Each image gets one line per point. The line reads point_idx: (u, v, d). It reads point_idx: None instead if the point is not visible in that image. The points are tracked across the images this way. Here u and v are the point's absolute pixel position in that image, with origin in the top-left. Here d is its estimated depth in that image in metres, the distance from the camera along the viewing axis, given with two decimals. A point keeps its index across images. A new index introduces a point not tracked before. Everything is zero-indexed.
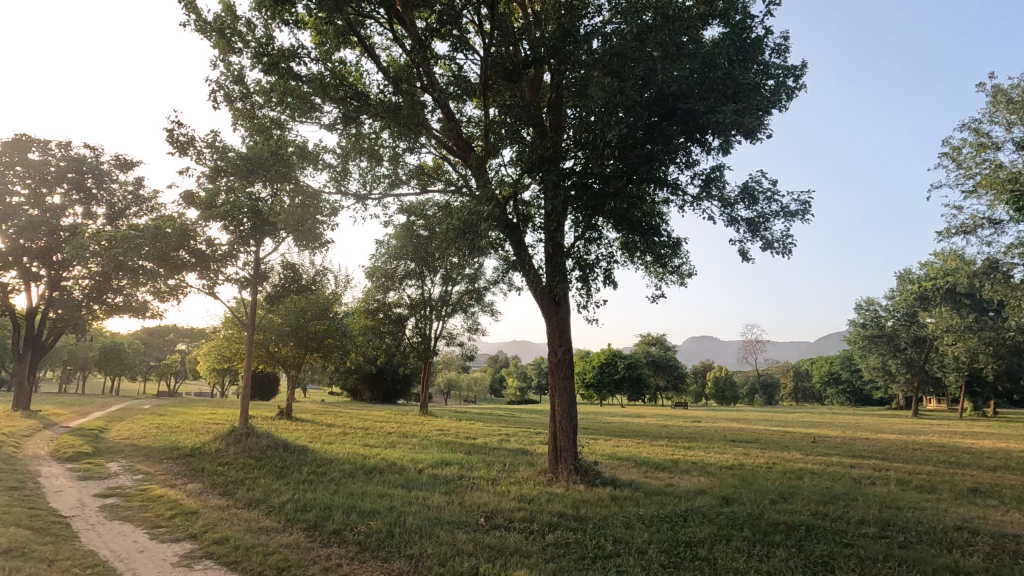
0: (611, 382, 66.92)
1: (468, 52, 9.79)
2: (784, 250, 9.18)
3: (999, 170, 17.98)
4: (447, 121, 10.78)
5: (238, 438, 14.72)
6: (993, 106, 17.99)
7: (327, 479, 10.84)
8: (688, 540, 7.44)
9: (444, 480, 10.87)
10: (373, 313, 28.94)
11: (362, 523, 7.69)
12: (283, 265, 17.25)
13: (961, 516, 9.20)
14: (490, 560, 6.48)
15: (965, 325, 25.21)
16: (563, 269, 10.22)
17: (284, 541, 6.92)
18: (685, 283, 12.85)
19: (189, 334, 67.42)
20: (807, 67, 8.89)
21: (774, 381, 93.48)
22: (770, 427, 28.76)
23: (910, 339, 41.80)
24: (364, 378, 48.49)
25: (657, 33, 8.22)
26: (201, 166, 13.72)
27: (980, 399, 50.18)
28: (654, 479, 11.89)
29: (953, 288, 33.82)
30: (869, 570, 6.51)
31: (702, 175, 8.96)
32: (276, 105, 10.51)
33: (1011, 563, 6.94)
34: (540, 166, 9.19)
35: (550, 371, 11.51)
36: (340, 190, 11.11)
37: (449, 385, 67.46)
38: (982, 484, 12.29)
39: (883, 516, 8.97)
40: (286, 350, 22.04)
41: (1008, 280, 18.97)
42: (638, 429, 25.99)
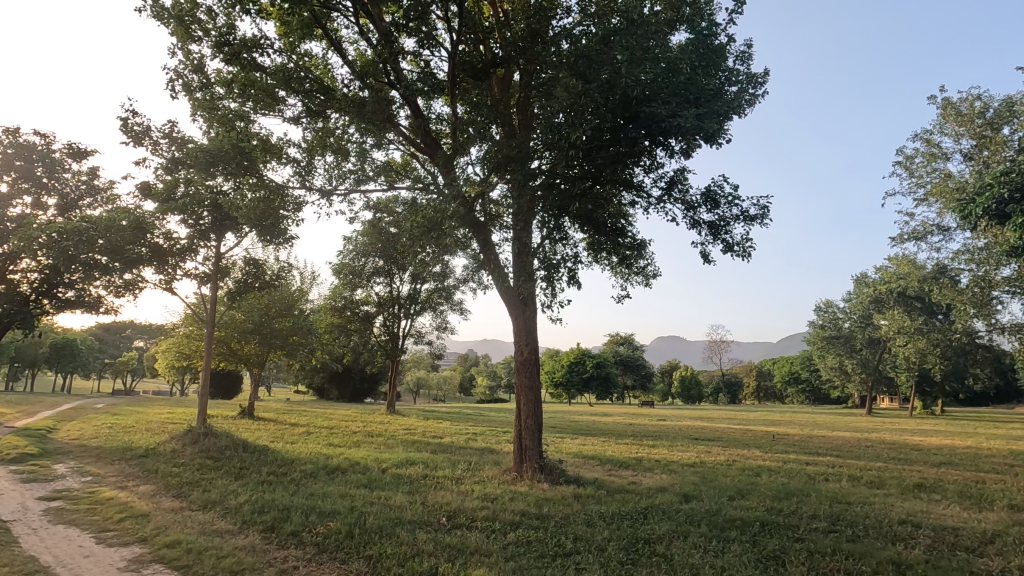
0: (579, 381, 67.49)
1: (435, 48, 9.73)
2: (744, 253, 9.42)
3: (948, 179, 18.84)
4: (415, 118, 10.65)
5: (195, 438, 14.30)
6: (944, 118, 18.81)
7: (287, 480, 10.61)
8: (647, 537, 7.55)
9: (408, 480, 10.76)
10: (340, 311, 28.44)
11: (321, 523, 7.60)
12: (246, 260, 16.78)
13: (907, 510, 9.61)
14: (450, 560, 6.45)
15: (915, 328, 26.38)
16: (528, 267, 10.20)
17: (238, 543, 6.74)
18: (650, 285, 13.11)
19: (148, 330, 65.01)
20: (768, 75, 9.20)
21: (738, 380, 95.89)
22: (732, 426, 29.47)
23: (866, 340, 43.39)
24: (330, 376, 47.64)
25: (623, 36, 8.34)
26: (158, 157, 13.26)
27: (929, 398, 52.57)
28: (617, 478, 12.03)
29: (904, 292, 35.31)
30: (817, 564, 6.74)
31: (666, 178, 9.14)
32: (238, 96, 10.22)
33: (949, 554, 7.28)
34: (506, 165, 9.09)
35: (516, 369, 11.54)
36: (305, 185, 10.88)
37: (418, 384, 66.85)
38: (927, 479, 12.87)
39: (833, 511, 9.30)
40: (248, 347, 21.50)
41: (955, 285, 19.91)
42: (605, 428, 26.29)
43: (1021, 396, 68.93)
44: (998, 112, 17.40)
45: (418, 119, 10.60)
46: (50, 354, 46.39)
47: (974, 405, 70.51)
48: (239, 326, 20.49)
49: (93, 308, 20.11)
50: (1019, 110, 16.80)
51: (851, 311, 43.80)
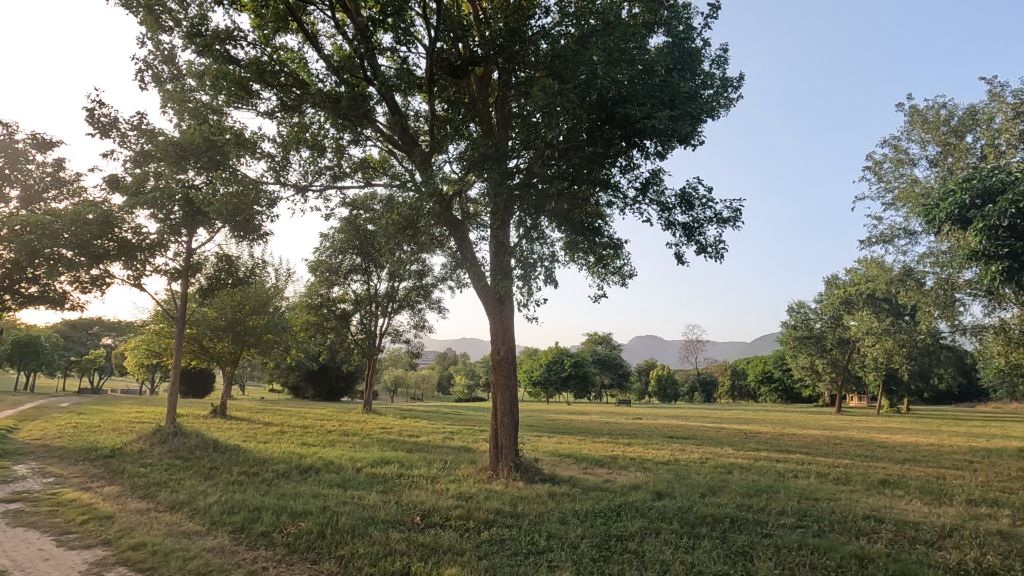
0: (557, 380, 67.64)
1: (412, 45, 9.67)
2: (717, 255, 9.57)
3: (914, 184, 19.41)
4: (392, 115, 10.56)
5: (164, 438, 13.95)
6: (911, 125, 19.37)
7: (259, 480, 10.45)
8: (619, 535, 7.64)
9: (382, 479, 10.69)
10: (315, 308, 28.06)
11: (292, 523, 7.50)
12: (217, 255, 16.41)
13: (871, 505, 9.90)
14: (423, 559, 6.42)
15: (882, 329, 27.11)
16: (505, 266, 10.14)
17: (207, 544, 6.63)
18: (626, 285, 13.25)
19: (116, 328, 63.17)
20: (742, 79, 9.42)
21: (712, 380, 97.43)
22: (707, 424, 29.88)
23: (836, 340, 44.45)
24: (305, 375, 46.99)
25: (601, 38, 8.47)
26: (126, 150, 12.93)
27: (895, 397, 54.18)
28: (592, 475, 12.15)
29: (873, 293, 36.31)
30: (784, 559, 6.88)
31: (641, 179, 9.25)
32: (209, 89, 10.03)
33: (910, 548, 7.52)
34: (483, 164, 9.09)
35: (493, 368, 11.54)
36: (279, 181, 10.70)
37: (396, 383, 66.38)
38: (890, 475, 13.27)
39: (801, 507, 9.53)
40: (220, 346, 21.04)
41: (920, 287, 20.54)
42: (581, 426, 26.43)
43: (981, 395, 71.37)
44: (962, 120, 17.98)
45: (395, 116, 10.51)
46: (12, 352, 44.83)
47: (938, 403, 73.03)
48: (211, 323, 20.06)
49: (57, 304, 19.49)
50: (981, 119, 17.39)
51: (822, 311, 44.81)
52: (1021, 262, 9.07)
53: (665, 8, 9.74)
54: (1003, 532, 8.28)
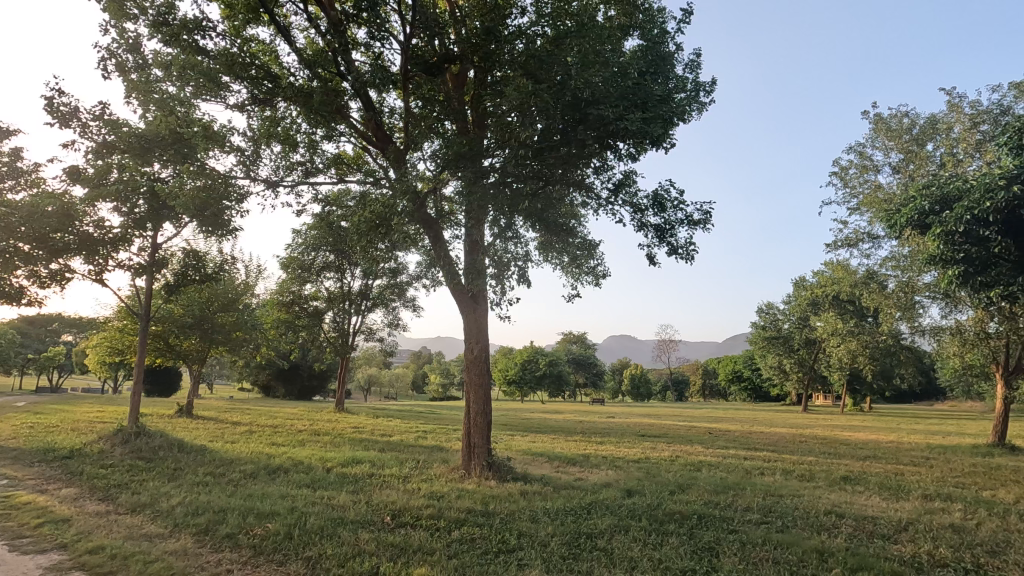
0: (532, 379, 67.73)
1: (387, 41, 9.55)
2: (688, 256, 9.72)
3: (878, 190, 20.03)
4: (366, 111, 10.43)
5: (125, 438, 13.50)
6: (875, 132, 19.95)
7: (226, 481, 10.22)
8: (589, 532, 7.70)
9: (352, 479, 10.57)
10: (287, 306, 27.58)
11: (258, 525, 7.35)
12: (184, 250, 15.96)
13: (833, 501, 10.21)
14: (392, 559, 6.38)
15: (846, 330, 27.93)
16: (478, 264, 10.13)
17: (169, 547, 6.46)
18: (600, 285, 13.36)
19: (76, 324, 60.71)
20: (714, 83, 9.61)
21: (684, 379, 99.00)
22: (678, 422, 30.33)
23: (803, 341, 45.63)
24: (276, 373, 46.20)
25: (576, 40, 8.58)
26: (87, 140, 12.49)
27: (859, 395, 55.87)
28: (564, 474, 12.22)
29: (838, 296, 37.37)
30: (749, 554, 7.04)
31: (614, 180, 9.36)
32: (177, 80, 9.76)
33: (868, 542, 7.78)
34: (457, 163, 9.09)
35: (466, 367, 11.52)
36: (249, 176, 10.47)
37: (369, 382, 65.63)
38: (852, 472, 13.70)
39: (767, 504, 9.77)
40: (188, 343, 20.52)
41: (882, 289, 21.21)
42: (555, 425, 26.51)
43: (938, 394, 74.28)
44: (923, 129, 18.62)
45: (369, 112, 10.38)
46: None
47: (898, 401, 75.70)
48: (177, 321, 19.33)
49: (13, 299, 18.70)
50: (941, 128, 18.04)
51: (790, 312, 45.94)
52: (974, 267, 9.42)
53: (639, 11, 9.87)
54: (955, 525, 8.64)
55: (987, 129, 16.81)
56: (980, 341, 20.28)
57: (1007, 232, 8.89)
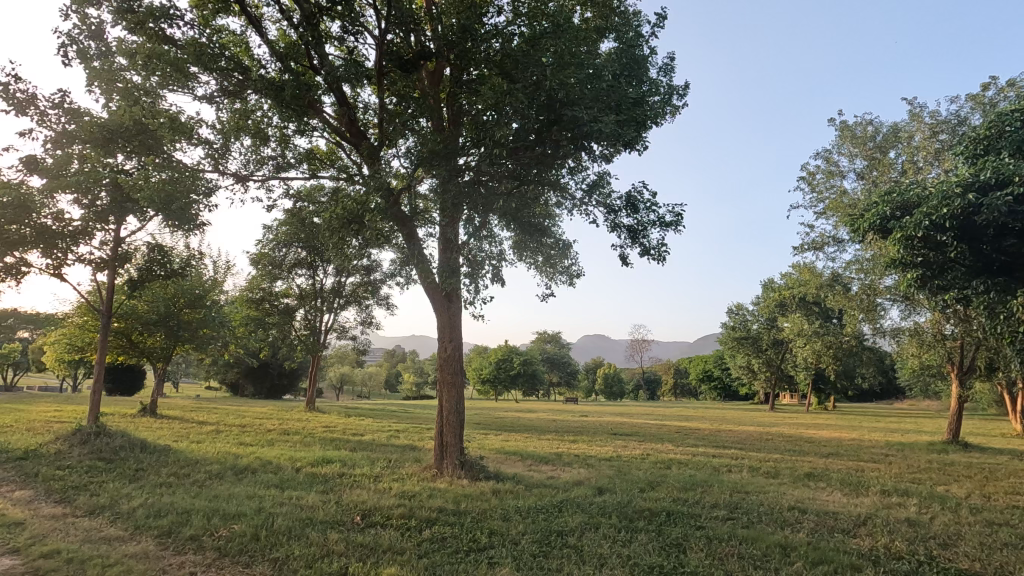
0: (506, 378, 67.73)
1: (361, 36, 9.42)
2: (659, 257, 9.86)
3: (843, 196, 20.64)
4: (339, 106, 10.29)
5: (85, 438, 13.02)
6: (841, 140, 20.50)
7: (190, 481, 9.98)
8: (560, 530, 7.76)
9: (322, 479, 10.42)
10: (257, 303, 27.02)
11: (224, 527, 7.19)
12: (148, 245, 15.48)
13: (796, 497, 10.51)
14: (361, 560, 6.32)
15: (812, 331, 28.71)
16: (452, 263, 10.08)
17: (129, 550, 6.28)
18: (574, 284, 13.45)
19: (30, 320, 58.17)
20: (687, 87, 9.78)
21: (656, 378, 100.33)
22: (650, 421, 30.68)
23: (770, 341, 46.69)
24: (244, 372, 45.17)
25: (552, 40, 8.66)
26: (46, 129, 12.00)
27: (823, 394, 57.53)
28: (537, 472, 12.27)
29: (805, 297, 38.43)
30: (715, 550, 7.20)
31: (588, 181, 9.45)
32: (142, 69, 9.46)
33: (828, 536, 8.03)
34: (432, 160, 9.06)
35: (439, 366, 11.46)
36: (218, 170, 10.23)
37: (341, 381, 64.68)
38: (816, 469, 14.10)
39: (733, 500, 9.99)
40: (152, 340, 19.93)
41: (846, 291, 21.87)
42: (528, 424, 26.58)
43: (898, 394, 76.99)
44: (886, 137, 19.21)
45: (343, 108, 10.25)
46: None
47: (860, 400, 78.15)
48: (141, 317, 18.74)
49: None
50: (903, 136, 18.70)
51: (758, 314, 46.98)
52: (932, 271, 9.94)
53: (615, 14, 9.94)
54: (910, 519, 8.98)
55: (946, 138, 17.51)
56: (936, 343, 21.10)
57: (962, 237, 9.15)
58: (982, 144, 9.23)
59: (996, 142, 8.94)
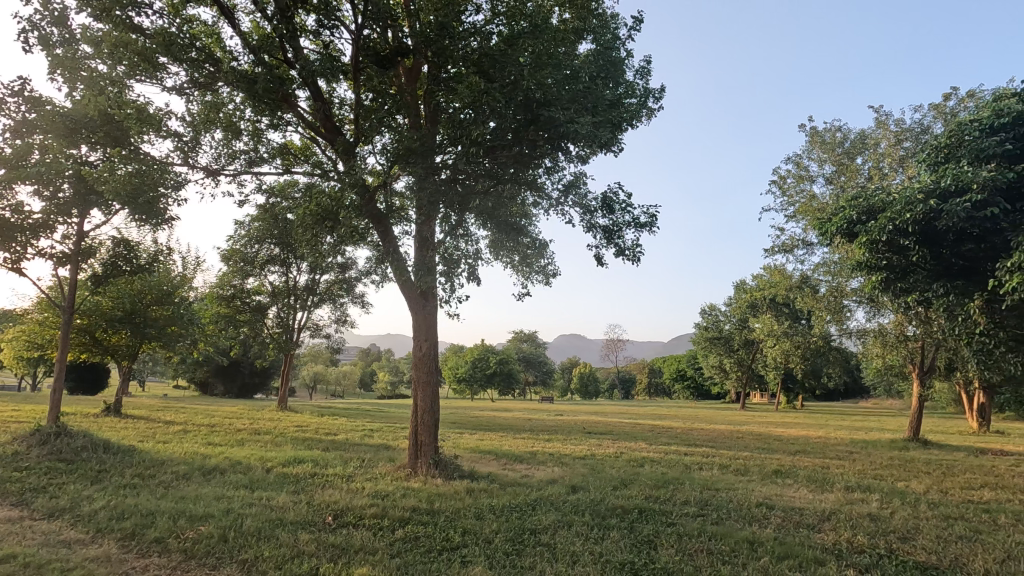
0: (482, 377, 67.64)
1: (337, 30, 9.31)
2: (634, 258, 9.98)
3: (812, 200, 21.17)
4: (314, 101, 10.16)
5: (43, 439, 12.56)
6: (811, 145, 21.00)
7: (156, 482, 9.72)
8: (533, 528, 7.80)
9: (293, 479, 10.26)
10: (228, 300, 26.44)
11: (191, 529, 7.03)
12: (114, 239, 15.01)
13: (764, 494, 10.76)
14: (333, 560, 6.26)
15: (782, 331, 29.39)
16: (427, 261, 10.03)
17: (90, 553, 6.09)
18: (550, 284, 13.50)
19: None
20: (663, 91, 9.93)
21: (631, 378, 101.45)
22: (624, 420, 30.99)
23: (742, 341, 47.64)
24: (213, 370, 44.15)
25: (530, 40, 8.70)
26: (5, 117, 11.53)
27: (792, 393, 58.96)
28: (511, 471, 12.29)
29: (775, 298, 39.32)
30: (685, 546, 7.32)
31: (565, 181, 9.50)
32: (108, 58, 9.17)
33: (794, 531, 8.24)
34: (408, 158, 8.99)
35: (414, 365, 11.40)
36: (188, 163, 9.97)
37: (314, 380, 63.74)
38: (783, 466, 14.44)
39: (703, 497, 10.17)
40: (117, 338, 19.34)
41: (814, 293, 22.45)
42: (504, 423, 26.59)
43: (863, 393, 79.44)
44: (854, 144, 19.74)
45: (318, 102, 10.12)
46: None
47: (827, 400, 80.26)
48: (105, 314, 18.18)
49: None
50: (869, 143, 19.26)
51: (730, 314, 47.88)
52: (895, 274, 10.26)
53: (593, 16, 10.04)
54: (872, 514, 9.27)
55: (909, 146, 18.14)
56: (899, 344, 21.78)
57: (923, 241, 9.49)
58: (943, 152, 9.59)
59: (955, 150, 9.31)
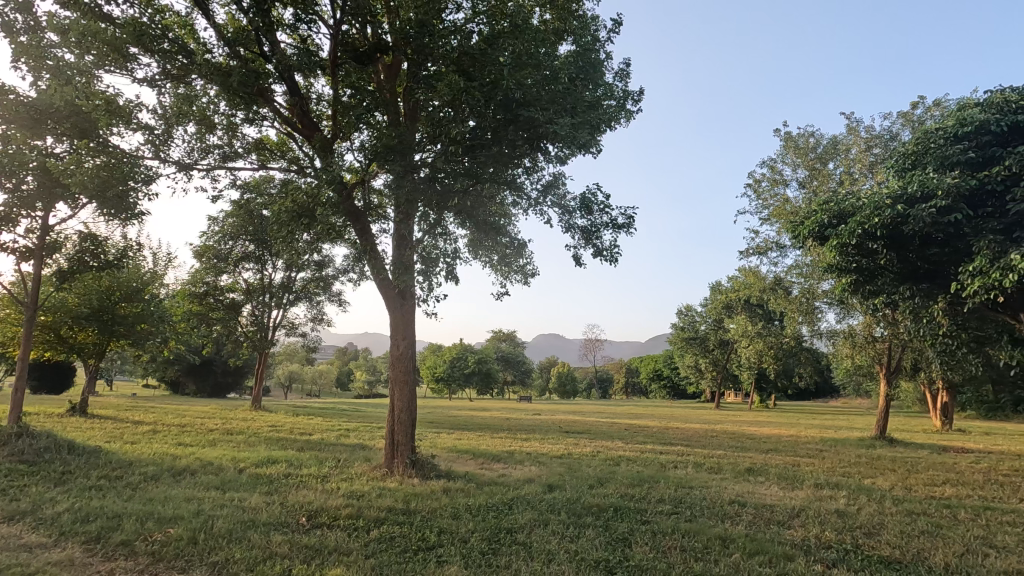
0: (460, 376, 67.43)
1: (315, 25, 9.18)
2: (611, 258, 10.07)
3: (786, 203, 21.62)
4: (291, 96, 10.00)
5: (4, 440, 12.13)
6: (785, 150, 21.42)
7: (123, 484, 9.47)
8: (509, 527, 7.82)
9: (266, 480, 10.11)
10: (201, 297, 25.84)
11: (159, 531, 6.88)
12: (80, 234, 14.57)
13: (736, 491, 10.96)
14: (306, 561, 6.19)
15: (756, 332, 29.95)
16: (405, 260, 9.96)
17: (52, 557, 5.91)
18: (529, 283, 13.52)
19: None
20: (642, 93, 10.04)
21: (609, 377, 102.27)
22: (601, 419, 31.23)
23: (717, 341, 48.42)
24: (185, 369, 43.18)
25: (510, 40, 8.72)
26: None
27: (765, 393, 60.10)
28: (488, 471, 12.27)
29: (750, 299, 40.06)
30: (659, 543, 7.42)
31: (544, 182, 9.53)
32: (75, 47, 8.87)
33: (765, 528, 8.42)
34: (387, 155, 8.92)
35: (391, 364, 11.31)
36: (159, 157, 9.72)
37: (290, 378, 62.80)
38: (755, 464, 14.73)
39: (677, 495, 10.33)
40: (83, 335, 18.77)
41: (787, 295, 22.94)
42: (482, 422, 26.54)
43: (833, 392, 81.39)
44: (826, 149, 20.21)
45: (295, 97, 9.97)
46: None
47: (799, 399, 82.00)
48: (72, 311, 17.63)
49: None
50: (841, 149, 19.74)
51: (706, 315, 48.62)
52: (865, 276, 10.54)
53: (574, 17, 10.10)
54: (839, 511, 9.51)
55: (879, 152, 18.67)
56: (867, 344, 22.40)
57: (890, 245, 9.77)
58: (911, 158, 9.89)
59: (922, 158, 9.62)
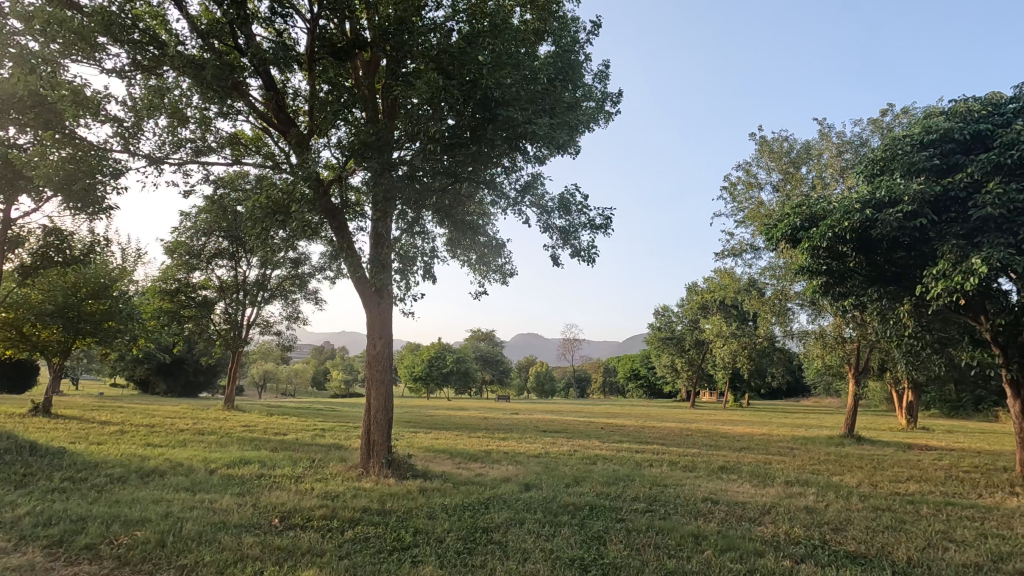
0: (438, 375, 67.05)
1: (292, 18, 9.04)
2: (588, 259, 10.14)
3: (760, 206, 22.02)
4: (267, 90, 9.83)
5: None
6: (761, 154, 21.81)
7: (87, 486, 9.19)
8: (485, 527, 7.81)
9: (239, 481, 9.92)
10: (171, 294, 25.17)
11: (125, 534, 6.70)
12: (44, 228, 14.09)
13: (710, 489, 11.13)
14: (278, 563, 6.10)
15: (730, 332, 30.45)
16: (382, 259, 9.87)
17: (11, 562, 5.72)
18: (507, 283, 13.52)
19: None
20: (620, 95, 10.14)
21: (586, 376, 102.91)
22: (578, 418, 31.40)
23: (692, 342, 49.09)
24: (154, 368, 42.09)
25: (489, 40, 8.74)
26: None
27: (739, 392, 61.14)
28: (464, 470, 12.24)
29: (724, 300, 40.70)
30: (633, 541, 7.49)
31: (522, 182, 9.53)
32: (40, 35, 8.58)
33: (737, 524, 8.57)
34: (365, 152, 8.83)
35: (368, 364, 11.20)
36: (129, 150, 9.45)
37: (264, 378, 61.69)
38: (727, 462, 14.98)
39: (652, 493, 10.47)
40: (47, 333, 18.16)
41: (761, 296, 23.37)
42: (460, 422, 26.40)
43: (805, 391, 83.24)
44: (800, 153, 20.62)
45: (271, 92, 9.80)
46: None
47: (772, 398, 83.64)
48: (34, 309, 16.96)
49: None
50: (813, 154, 20.19)
51: (682, 315, 49.26)
52: (835, 278, 10.80)
53: (554, 19, 10.17)
54: (808, 507, 9.74)
55: (850, 158, 19.16)
56: (837, 345, 22.97)
57: (859, 249, 10.05)
58: (878, 165, 10.20)
59: (889, 164, 9.93)
